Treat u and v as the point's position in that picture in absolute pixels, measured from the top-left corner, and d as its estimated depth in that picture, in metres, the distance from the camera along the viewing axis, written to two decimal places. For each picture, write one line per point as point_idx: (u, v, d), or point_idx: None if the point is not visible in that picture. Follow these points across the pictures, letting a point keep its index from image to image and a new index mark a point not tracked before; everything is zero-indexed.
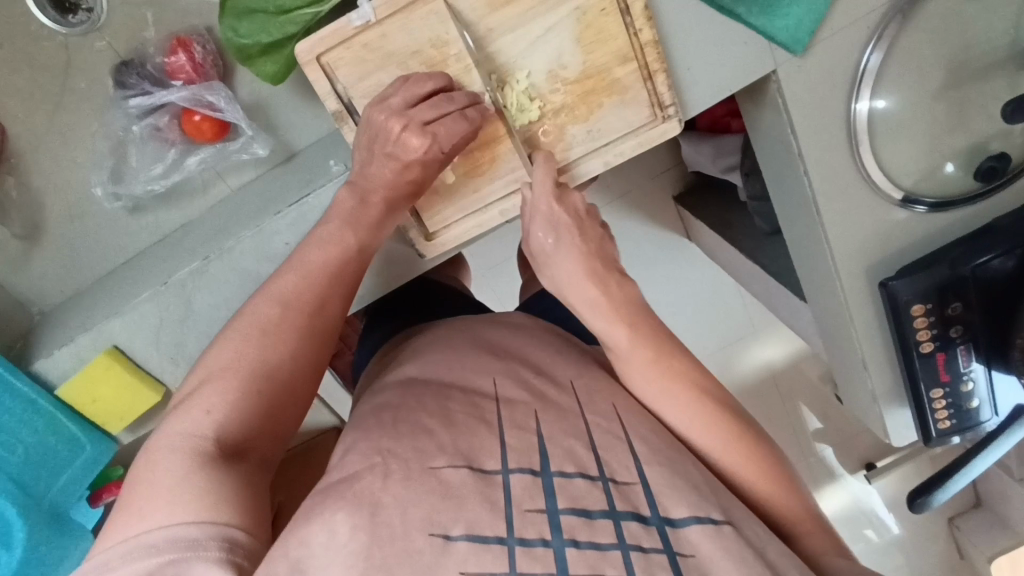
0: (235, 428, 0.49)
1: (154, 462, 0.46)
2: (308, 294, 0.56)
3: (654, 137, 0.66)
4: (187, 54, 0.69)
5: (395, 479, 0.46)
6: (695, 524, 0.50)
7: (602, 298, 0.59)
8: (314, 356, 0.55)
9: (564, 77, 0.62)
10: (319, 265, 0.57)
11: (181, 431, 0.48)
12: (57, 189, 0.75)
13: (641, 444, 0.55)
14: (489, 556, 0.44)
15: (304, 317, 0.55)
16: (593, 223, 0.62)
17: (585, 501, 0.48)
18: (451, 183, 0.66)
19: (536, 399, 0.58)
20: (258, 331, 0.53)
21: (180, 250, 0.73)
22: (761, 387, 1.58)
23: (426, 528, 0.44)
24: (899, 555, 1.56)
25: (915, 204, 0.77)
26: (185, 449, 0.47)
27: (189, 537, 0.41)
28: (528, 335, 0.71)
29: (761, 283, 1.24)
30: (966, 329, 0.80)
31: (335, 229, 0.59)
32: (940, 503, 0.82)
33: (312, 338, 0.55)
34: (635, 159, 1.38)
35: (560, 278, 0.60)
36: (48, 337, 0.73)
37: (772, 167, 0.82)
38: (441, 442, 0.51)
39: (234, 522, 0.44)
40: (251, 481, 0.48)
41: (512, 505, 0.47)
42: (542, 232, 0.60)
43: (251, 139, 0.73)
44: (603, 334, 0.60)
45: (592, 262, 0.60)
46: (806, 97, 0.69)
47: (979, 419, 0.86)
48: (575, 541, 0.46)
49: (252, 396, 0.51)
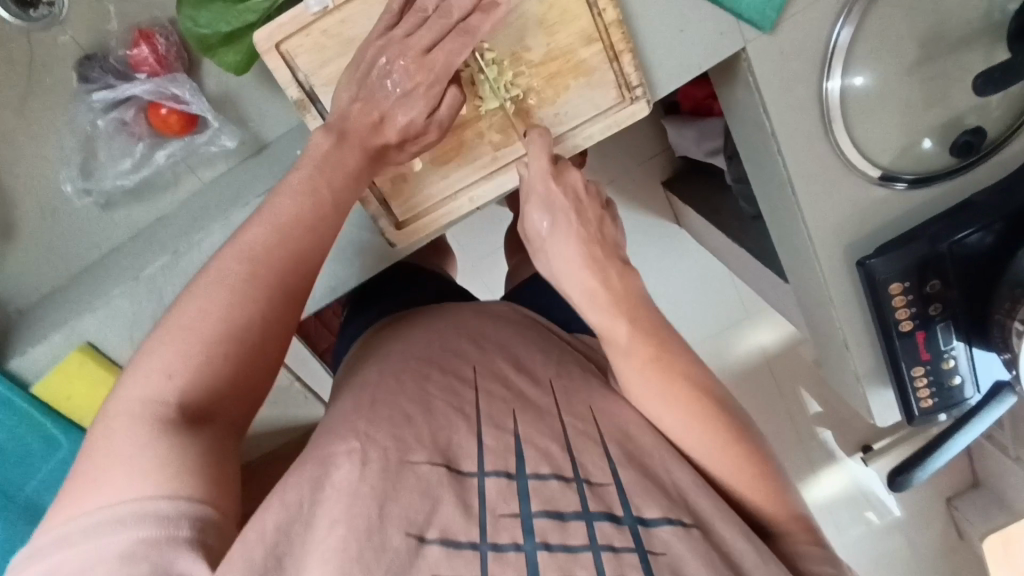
0: (200, 396, 0.47)
1: (115, 428, 0.44)
2: (280, 252, 0.50)
3: (622, 119, 0.65)
4: (150, 47, 0.68)
5: (372, 469, 0.47)
6: (666, 524, 0.51)
7: (601, 289, 0.57)
8: (286, 317, 0.51)
9: (527, 60, 0.61)
10: (290, 219, 0.51)
11: (142, 397, 0.45)
12: (27, 187, 0.75)
13: (616, 448, 0.56)
14: (461, 561, 0.43)
15: (276, 278, 0.50)
16: (594, 206, 0.61)
17: (558, 502, 0.49)
18: (419, 170, 0.65)
19: (513, 396, 0.59)
20: (226, 291, 0.48)
21: (153, 244, 0.73)
22: (756, 373, 1.54)
23: (403, 527, 0.43)
24: (899, 536, 1.56)
25: (894, 181, 0.76)
26: (148, 418, 0.44)
27: (158, 513, 0.41)
28: (508, 330, 0.71)
29: (749, 269, 1.24)
30: (945, 306, 0.80)
31: (307, 176, 0.53)
32: (919, 481, 0.83)
33: (285, 299, 0.50)
34: (623, 144, 1.38)
35: (555, 262, 0.59)
36: (23, 336, 0.73)
37: (749, 148, 0.81)
38: (419, 433, 0.51)
39: (201, 498, 0.43)
40: (219, 451, 0.46)
41: (486, 511, 0.47)
42: (538, 215, 0.59)
43: (218, 131, 0.73)
44: (600, 325, 0.59)
45: (591, 247, 0.58)
46: (778, 74, 0.69)
47: (961, 397, 0.86)
48: (547, 545, 0.46)
49: (218, 362, 0.47)
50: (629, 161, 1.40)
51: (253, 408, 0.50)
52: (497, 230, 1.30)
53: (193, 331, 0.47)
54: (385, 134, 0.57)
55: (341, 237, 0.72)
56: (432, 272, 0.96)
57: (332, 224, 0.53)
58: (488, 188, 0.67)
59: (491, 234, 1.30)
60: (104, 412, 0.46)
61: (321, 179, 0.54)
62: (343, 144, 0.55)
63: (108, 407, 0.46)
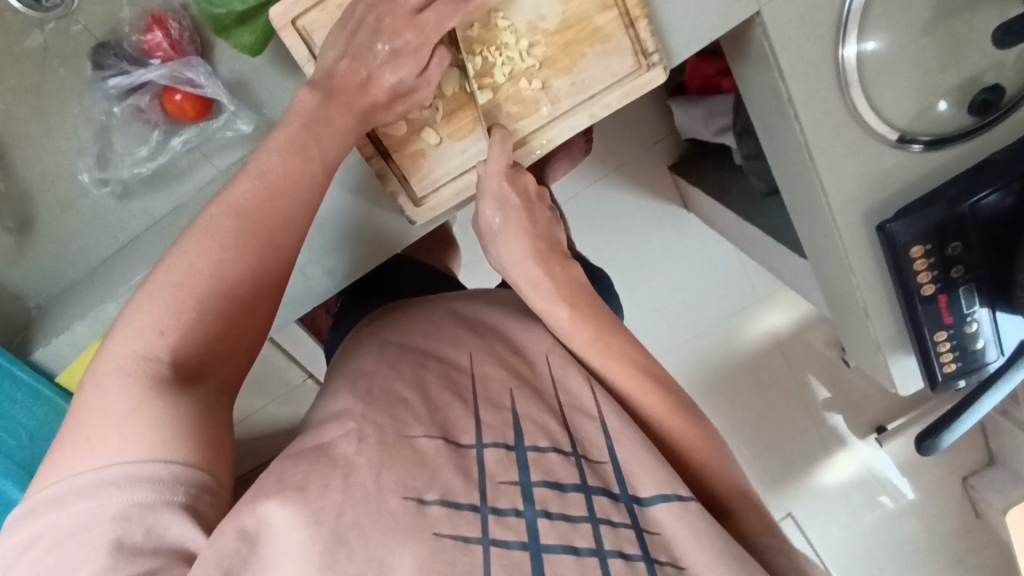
0: (191, 353, 0.47)
1: (104, 384, 0.44)
2: (269, 209, 0.50)
3: (640, 86, 0.65)
4: (163, 32, 0.68)
5: (370, 443, 0.46)
6: (662, 501, 0.51)
7: (545, 278, 0.58)
8: (275, 274, 0.50)
9: (543, 28, 0.61)
10: (279, 177, 0.51)
11: (131, 352, 0.45)
12: (45, 179, 0.75)
13: (614, 419, 0.55)
14: (461, 521, 0.43)
15: (265, 235, 0.50)
16: (542, 207, 0.62)
17: (557, 473, 0.49)
18: (434, 144, 0.65)
19: (513, 376, 0.58)
20: (214, 245, 0.48)
21: (172, 232, 0.73)
22: (769, 355, 1.54)
23: (401, 492, 0.44)
24: (915, 519, 1.54)
25: (911, 143, 0.76)
26: (138, 374, 0.44)
27: (153, 474, 0.41)
28: (503, 310, 0.69)
29: (762, 247, 1.24)
30: (967, 268, 0.79)
31: (294, 133, 0.52)
32: (946, 445, 0.82)
33: (273, 257, 0.50)
34: (631, 127, 1.38)
35: (504, 257, 0.59)
36: (46, 328, 0.73)
37: (763, 117, 0.81)
38: (416, 413, 0.51)
39: (196, 462, 0.43)
40: (212, 408, 0.46)
41: (486, 477, 0.47)
42: (491, 211, 0.59)
43: (233, 115, 0.73)
44: (545, 312, 0.58)
45: (537, 244, 0.59)
46: (793, 38, 0.68)
47: (984, 360, 0.86)
48: (547, 512, 0.46)
49: (208, 319, 0.47)
50: (636, 146, 1.40)
51: (243, 364, 0.50)
52: None
53: (182, 284, 0.46)
54: (373, 93, 0.56)
55: (321, 213, 0.71)
56: (428, 265, 0.97)
57: (322, 183, 0.53)
58: None
59: None
60: (93, 367, 0.46)
61: (309, 138, 0.53)
62: (329, 104, 0.54)
63: (96, 362, 0.46)
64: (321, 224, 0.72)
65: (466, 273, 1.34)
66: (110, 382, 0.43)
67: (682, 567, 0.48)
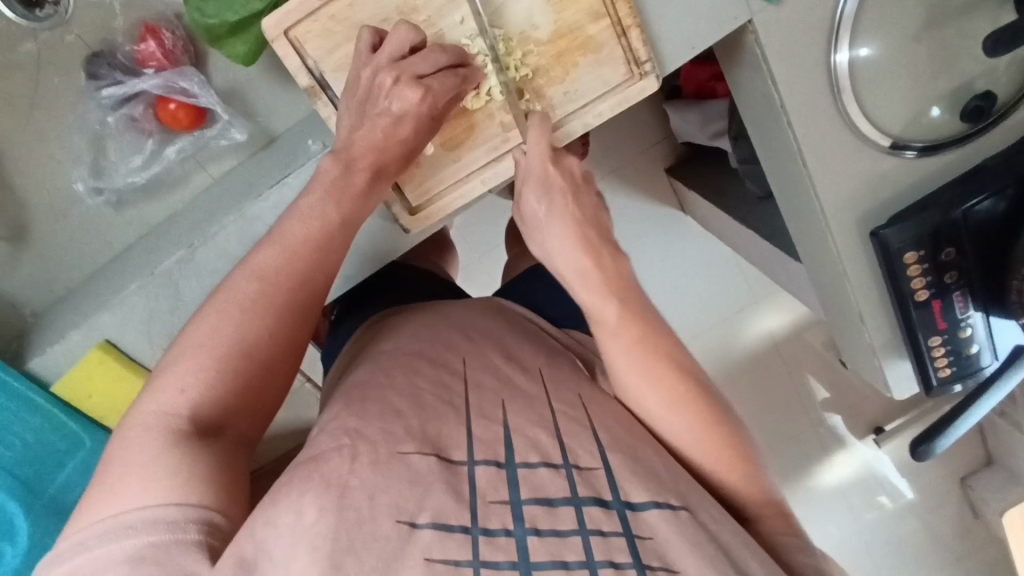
0: (211, 409, 0.48)
1: (131, 438, 0.45)
2: (288, 272, 0.52)
3: (632, 95, 0.65)
4: (157, 42, 0.70)
5: (362, 462, 0.46)
6: (654, 507, 0.51)
7: (592, 267, 0.56)
8: (293, 333, 0.52)
9: (535, 38, 0.61)
10: (299, 240, 0.53)
11: (158, 409, 0.47)
12: (38, 189, 0.75)
13: (606, 435, 0.55)
14: (452, 544, 0.44)
15: (283, 294, 0.52)
16: (590, 191, 0.60)
17: (547, 489, 0.49)
18: (430, 154, 0.65)
19: (503, 387, 0.58)
20: (235, 309, 0.50)
21: (168, 240, 0.73)
22: (766, 357, 1.53)
23: (394, 514, 0.44)
24: (913, 519, 1.54)
25: (904, 150, 0.76)
26: (163, 429, 0.46)
27: (166, 516, 0.42)
28: (501, 326, 0.69)
29: (758, 250, 1.24)
30: (960, 274, 0.79)
31: (317, 203, 0.55)
32: (942, 451, 0.82)
33: (291, 319, 0.52)
34: (627, 131, 1.38)
35: (550, 245, 0.57)
36: (41, 337, 0.73)
37: (756, 124, 0.81)
38: (409, 426, 0.51)
39: (211, 506, 0.44)
40: (231, 460, 0.48)
41: (476, 496, 0.47)
42: (535, 199, 0.58)
43: (227, 124, 0.74)
44: (590, 307, 0.57)
45: (585, 229, 0.57)
46: (784, 47, 0.68)
47: (979, 365, 0.86)
48: (537, 530, 0.46)
49: (229, 376, 0.49)
50: (632, 149, 1.40)
51: (261, 421, 0.52)
52: (499, 221, 1.30)
53: (204, 345, 0.48)
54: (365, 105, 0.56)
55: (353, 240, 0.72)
56: (422, 269, 0.97)
57: (337, 250, 0.55)
58: (501, 166, 0.66)
59: (492, 228, 1.30)
60: (124, 422, 0.47)
61: (328, 204, 0.55)
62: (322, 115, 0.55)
63: (127, 419, 0.48)
64: (358, 249, 0.73)
65: (462, 279, 1.33)
66: (135, 436, 0.45)
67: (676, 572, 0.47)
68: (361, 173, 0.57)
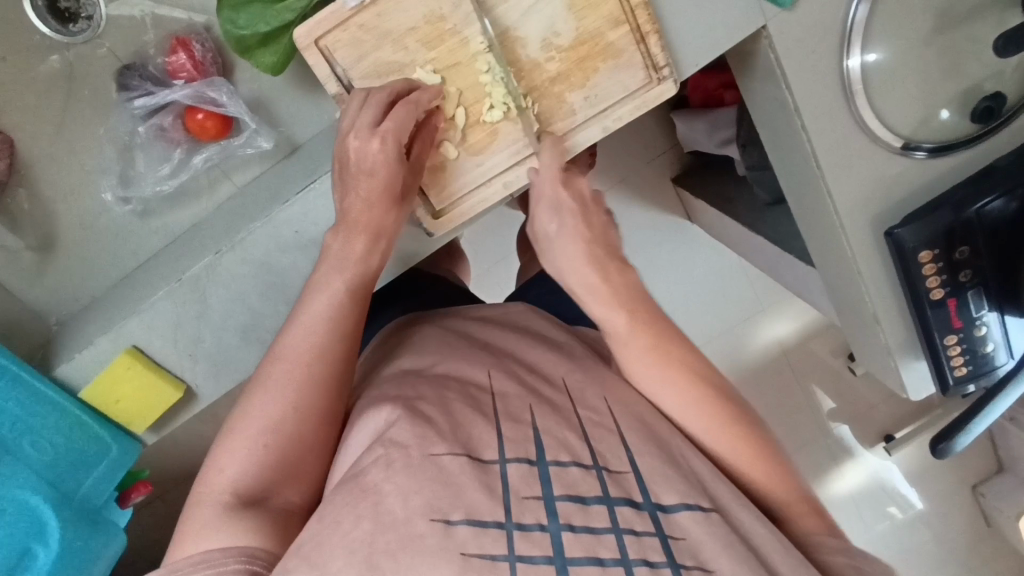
0: (256, 478, 0.52)
1: (189, 513, 0.50)
2: (309, 345, 0.55)
3: (650, 99, 0.66)
4: (187, 53, 0.71)
5: (397, 468, 0.47)
6: (685, 509, 0.50)
7: (602, 285, 0.58)
8: (323, 403, 0.55)
9: (558, 45, 0.63)
10: (318, 316, 0.57)
11: (210, 485, 0.51)
12: (68, 200, 0.77)
13: (631, 437, 0.55)
14: (488, 539, 0.44)
15: (310, 366, 0.55)
16: (599, 211, 0.61)
17: (580, 486, 0.49)
18: (454, 157, 0.66)
19: (528, 392, 0.57)
20: (269, 387, 0.54)
21: (194, 247, 0.74)
22: (774, 364, 1.53)
23: (428, 513, 0.44)
24: (925, 529, 1.53)
25: (915, 151, 0.77)
26: (212, 500, 0.50)
27: (207, 560, 0.46)
28: (519, 336, 0.69)
29: (768, 257, 1.25)
30: (975, 273, 0.81)
31: (332, 276, 0.58)
32: (961, 447, 0.81)
33: (319, 387, 0.55)
34: (633, 141, 1.41)
35: (561, 261, 0.59)
36: (69, 344, 0.74)
37: (769, 128, 0.83)
38: (440, 429, 0.50)
39: (254, 555, 0.47)
40: (277, 522, 0.50)
41: (510, 493, 0.47)
42: (546, 218, 0.60)
43: (254, 133, 0.76)
44: (603, 318, 0.59)
45: (594, 248, 0.59)
46: (798, 51, 0.70)
47: (993, 364, 0.86)
48: (571, 525, 0.46)
49: (269, 446, 0.53)
50: (639, 159, 1.42)
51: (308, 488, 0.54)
52: (510, 230, 1.31)
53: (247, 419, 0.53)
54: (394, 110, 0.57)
55: None
56: (441, 277, 0.98)
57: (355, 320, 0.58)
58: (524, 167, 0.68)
59: (502, 238, 1.32)
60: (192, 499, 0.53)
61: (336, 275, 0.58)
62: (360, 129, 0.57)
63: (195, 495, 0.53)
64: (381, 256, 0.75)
65: (475, 285, 1.34)
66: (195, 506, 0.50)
67: (709, 571, 0.47)
68: (360, 236, 0.59)
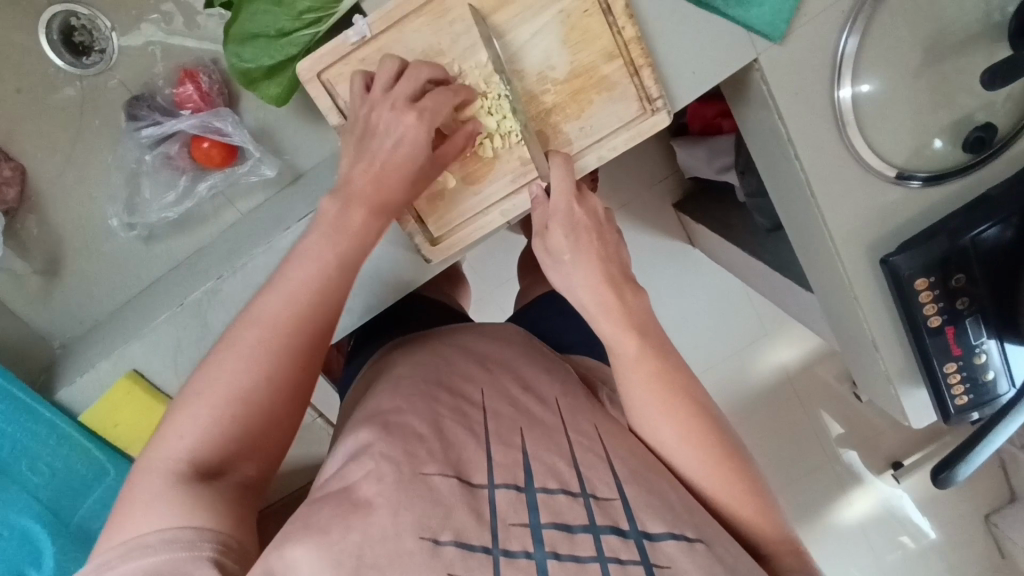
0: (214, 449, 0.50)
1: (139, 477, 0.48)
2: (285, 314, 0.53)
3: (644, 130, 0.67)
4: (195, 85, 0.74)
5: (386, 482, 0.47)
6: (670, 538, 0.50)
7: (609, 294, 0.60)
8: (283, 373, 0.52)
9: (553, 77, 0.65)
10: (300, 285, 0.54)
11: (163, 453, 0.49)
12: (76, 224, 0.80)
13: (621, 462, 0.55)
14: (474, 562, 0.44)
15: (283, 332, 0.53)
16: (611, 229, 0.64)
17: (565, 515, 0.49)
18: (451, 186, 0.68)
19: (521, 414, 0.58)
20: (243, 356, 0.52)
21: (198, 271, 0.75)
22: (778, 388, 1.52)
23: (418, 531, 0.44)
24: (937, 559, 1.49)
25: (910, 180, 0.78)
26: (165, 470, 0.48)
27: (176, 536, 0.45)
28: (515, 353, 0.69)
29: (769, 282, 1.25)
30: (972, 300, 0.81)
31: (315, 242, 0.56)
32: (964, 477, 0.80)
33: (293, 368, 0.53)
34: (634, 167, 1.42)
35: (568, 274, 0.61)
36: (70, 367, 0.75)
37: (763, 156, 0.84)
38: (432, 448, 0.50)
39: (224, 533, 0.47)
40: (231, 504, 0.49)
41: (497, 519, 0.47)
42: (562, 235, 0.60)
43: (258, 161, 0.78)
44: (607, 336, 0.60)
45: (608, 267, 0.61)
46: (788, 82, 0.72)
47: (995, 392, 0.85)
48: (556, 553, 0.46)
49: (231, 421, 0.50)
50: (640, 185, 1.43)
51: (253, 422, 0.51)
52: (510, 255, 1.32)
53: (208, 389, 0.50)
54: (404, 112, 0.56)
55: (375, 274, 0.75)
56: (440, 301, 0.99)
57: (300, 334, 0.53)
58: (516, 199, 0.69)
59: (503, 262, 1.33)
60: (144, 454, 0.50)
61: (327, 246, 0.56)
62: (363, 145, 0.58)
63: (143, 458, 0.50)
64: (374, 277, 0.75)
65: (475, 310, 1.35)
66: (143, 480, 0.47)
67: None
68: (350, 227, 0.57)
